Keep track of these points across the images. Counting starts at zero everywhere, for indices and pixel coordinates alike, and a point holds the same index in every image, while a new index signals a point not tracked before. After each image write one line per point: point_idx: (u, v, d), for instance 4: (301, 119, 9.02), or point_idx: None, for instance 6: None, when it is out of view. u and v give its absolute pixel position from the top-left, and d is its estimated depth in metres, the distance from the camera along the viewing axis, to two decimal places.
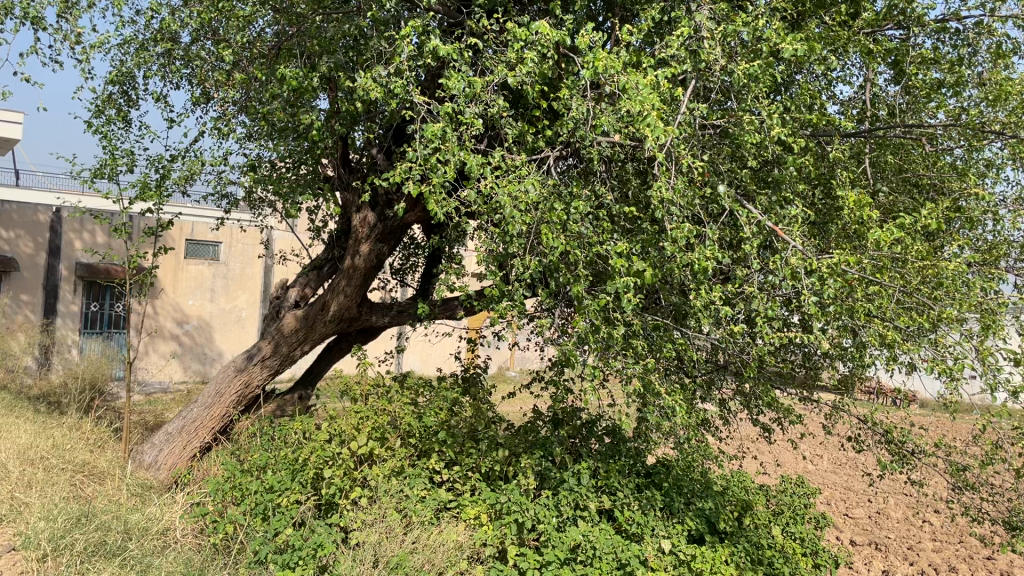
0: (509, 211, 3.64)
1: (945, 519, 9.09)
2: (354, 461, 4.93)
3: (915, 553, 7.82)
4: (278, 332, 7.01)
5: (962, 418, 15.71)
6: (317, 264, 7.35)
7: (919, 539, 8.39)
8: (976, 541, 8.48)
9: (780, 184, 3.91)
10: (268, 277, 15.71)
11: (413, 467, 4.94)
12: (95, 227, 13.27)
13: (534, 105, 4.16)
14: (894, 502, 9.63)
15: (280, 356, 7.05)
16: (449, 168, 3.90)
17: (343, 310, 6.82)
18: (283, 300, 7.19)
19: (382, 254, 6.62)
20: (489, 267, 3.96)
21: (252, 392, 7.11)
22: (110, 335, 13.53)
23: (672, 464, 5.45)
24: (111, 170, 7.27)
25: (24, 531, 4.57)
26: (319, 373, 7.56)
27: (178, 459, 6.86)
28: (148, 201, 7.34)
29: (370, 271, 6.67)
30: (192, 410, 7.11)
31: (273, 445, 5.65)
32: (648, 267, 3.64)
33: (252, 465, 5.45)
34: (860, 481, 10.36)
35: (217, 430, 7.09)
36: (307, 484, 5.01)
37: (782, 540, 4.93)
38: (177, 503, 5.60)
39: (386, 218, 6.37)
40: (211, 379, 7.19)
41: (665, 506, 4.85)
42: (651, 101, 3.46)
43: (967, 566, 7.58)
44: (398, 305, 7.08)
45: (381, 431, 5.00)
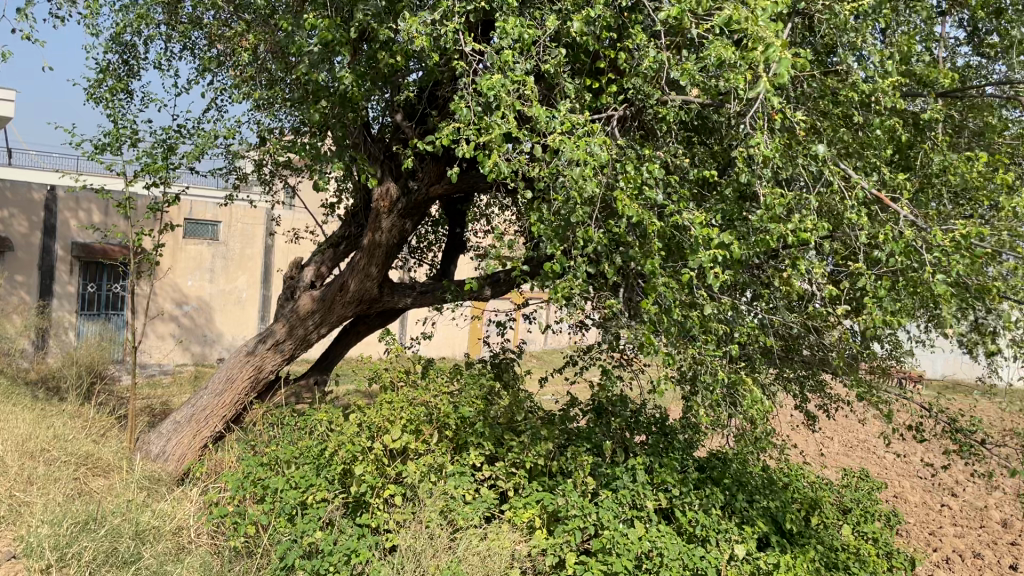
0: (579, 176, 3.22)
1: (968, 502, 8.63)
2: (385, 457, 4.52)
3: (936, 537, 7.27)
4: (293, 315, 6.58)
5: (969, 397, 15.25)
6: (333, 241, 6.92)
7: (940, 522, 7.85)
8: (998, 526, 7.82)
9: (876, 144, 3.49)
10: (269, 257, 15.23)
11: (453, 462, 4.52)
12: (92, 204, 12.78)
13: (597, 57, 3.74)
14: (914, 483, 9.15)
15: (295, 340, 6.62)
16: (506, 128, 3.48)
17: (363, 291, 6.38)
18: (298, 280, 6.76)
19: (406, 229, 6.19)
20: (549, 242, 3.53)
21: (265, 378, 6.69)
22: (109, 317, 13.16)
23: (726, 457, 5.05)
24: (114, 142, 6.82)
25: (26, 538, 4.15)
26: (335, 357, 7.12)
27: (187, 449, 6.50)
28: (154, 173, 6.89)
29: (392, 249, 6.23)
30: (202, 397, 6.69)
31: (293, 437, 5.22)
32: (735, 240, 3.22)
33: (272, 460, 5.03)
34: (876, 462, 9.89)
35: (229, 418, 6.67)
36: (336, 480, 4.65)
37: (853, 541, 4.52)
38: (190, 501, 5.19)
39: (410, 191, 5.96)
40: (222, 364, 6.77)
41: (729, 505, 4.45)
42: (750, 43, 3.03)
43: (993, 551, 7.05)
44: (421, 285, 6.64)
45: (415, 424, 4.58)
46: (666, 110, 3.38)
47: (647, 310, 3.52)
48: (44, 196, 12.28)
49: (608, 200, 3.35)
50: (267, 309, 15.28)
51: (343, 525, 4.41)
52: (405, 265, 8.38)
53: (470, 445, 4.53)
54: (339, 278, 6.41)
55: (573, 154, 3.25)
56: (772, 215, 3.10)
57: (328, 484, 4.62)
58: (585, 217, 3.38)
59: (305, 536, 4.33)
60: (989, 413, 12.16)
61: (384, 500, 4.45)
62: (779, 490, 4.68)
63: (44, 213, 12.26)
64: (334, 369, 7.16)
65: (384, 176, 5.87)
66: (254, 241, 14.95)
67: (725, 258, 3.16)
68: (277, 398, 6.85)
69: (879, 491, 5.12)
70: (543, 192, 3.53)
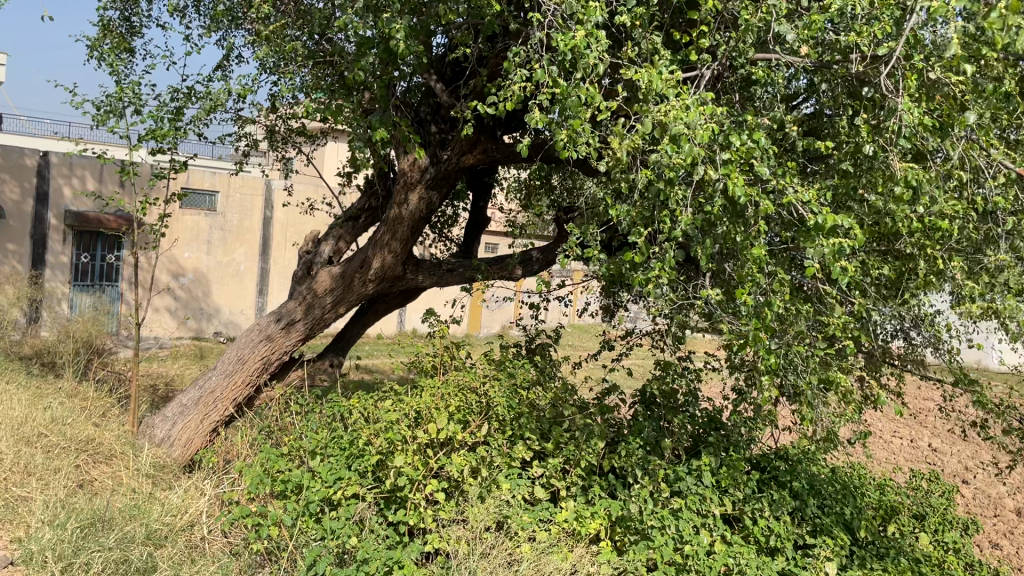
0: (678, 144, 2.81)
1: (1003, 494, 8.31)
2: (431, 449, 4.11)
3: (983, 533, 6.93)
4: (310, 292, 6.14)
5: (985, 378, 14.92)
6: (352, 215, 6.47)
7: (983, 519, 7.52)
8: None
9: (1003, 113, 3.06)
10: (269, 230, 14.72)
11: (504, 458, 4.12)
12: (86, 171, 12.25)
13: (682, 8, 3.31)
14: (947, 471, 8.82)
15: (312, 320, 6.18)
16: (583, 91, 3.06)
17: (387, 270, 5.94)
18: (316, 256, 6.31)
19: (434, 203, 5.75)
20: (630, 219, 3.12)
21: (278, 359, 6.24)
22: (103, 289, 12.58)
23: (788, 455, 4.67)
24: (116, 104, 6.33)
25: (25, 543, 3.72)
26: (351, 337, 6.67)
27: (195, 434, 6.10)
28: (160, 137, 6.41)
29: (419, 224, 5.80)
30: (211, 377, 6.28)
31: (316, 425, 4.82)
32: (856, 221, 2.81)
33: (296, 452, 4.62)
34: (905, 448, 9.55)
35: (240, 401, 6.26)
36: (368, 474, 4.27)
37: (934, 551, 4.16)
38: (203, 496, 4.78)
39: (441, 162, 5.54)
40: (233, 342, 6.34)
41: (801, 511, 4.08)
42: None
43: None
44: (447, 262, 6.21)
45: (463, 414, 4.16)
46: (768, 71, 2.97)
47: (745, 300, 3.11)
48: (37, 162, 11.74)
49: (706, 173, 2.94)
50: (266, 282, 14.80)
51: (379, 528, 4.02)
52: (425, 241, 7.92)
53: (518, 441, 4.14)
54: (361, 254, 5.97)
55: (668, 120, 2.83)
56: (905, 195, 2.70)
57: (360, 481, 4.22)
58: (682, 192, 2.96)
59: (338, 541, 3.94)
60: (1011, 396, 11.84)
61: (425, 501, 4.05)
62: (852, 495, 4.32)
63: (37, 180, 11.73)
64: (351, 349, 6.71)
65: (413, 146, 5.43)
66: (252, 212, 14.43)
67: (845, 243, 2.75)
68: (291, 379, 6.43)
69: (952, 493, 4.75)
70: (623, 163, 3.13)
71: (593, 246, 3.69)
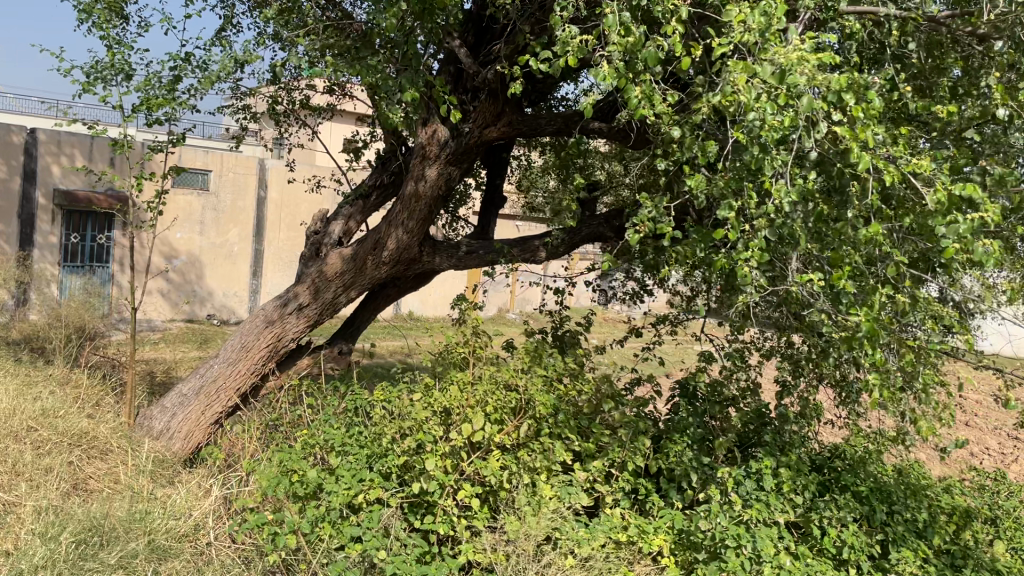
0: (774, 105, 2.42)
1: None
2: (464, 450, 3.73)
3: None
4: (319, 275, 5.73)
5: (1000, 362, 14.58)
6: (362, 192, 6.05)
7: None
8: None
9: None
10: (263, 210, 14.25)
11: (545, 462, 3.73)
12: (75, 149, 11.76)
13: None
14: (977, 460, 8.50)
15: (321, 305, 5.77)
16: (659, 48, 2.68)
17: (402, 251, 5.53)
18: (325, 236, 5.90)
19: (454, 178, 5.35)
20: (707, 192, 2.74)
21: (284, 346, 5.84)
22: (92, 269, 12.11)
23: (847, 454, 4.31)
24: (109, 71, 5.89)
25: (12, 558, 3.34)
26: (361, 323, 6.25)
27: (195, 427, 5.72)
28: (157, 106, 5.98)
29: (437, 203, 5.40)
30: (212, 366, 5.87)
31: (333, 420, 4.45)
32: (979, 196, 2.43)
33: (310, 451, 4.24)
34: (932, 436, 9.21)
35: (244, 392, 5.86)
36: (393, 476, 3.90)
37: (1014, 562, 3.81)
38: (208, 499, 4.39)
39: (461, 134, 5.15)
40: (236, 329, 5.93)
41: (870, 520, 3.74)
42: None
43: None
44: (466, 244, 5.80)
45: (500, 412, 3.75)
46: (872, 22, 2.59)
47: (841, 287, 2.73)
48: (24, 139, 11.26)
49: (801, 138, 2.56)
50: (260, 263, 14.35)
51: (407, 538, 3.65)
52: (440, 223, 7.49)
53: (560, 442, 3.76)
54: (374, 235, 5.56)
55: (764, 78, 2.45)
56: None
57: (383, 483, 3.83)
58: (772, 160, 2.57)
59: (364, 551, 3.58)
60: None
61: (457, 507, 3.69)
62: (920, 499, 3.98)
63: (24, 157, 11.25)
64: (360, 335, 6.30)
65: (435, 117, 5.03)
66: (246, 191, 13.97)
67: (968, 221, 2.38)
68: (298, 369, 6.03)
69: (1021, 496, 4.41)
70: (702, 132, 2.76)
71: (652, 227, 3.29)
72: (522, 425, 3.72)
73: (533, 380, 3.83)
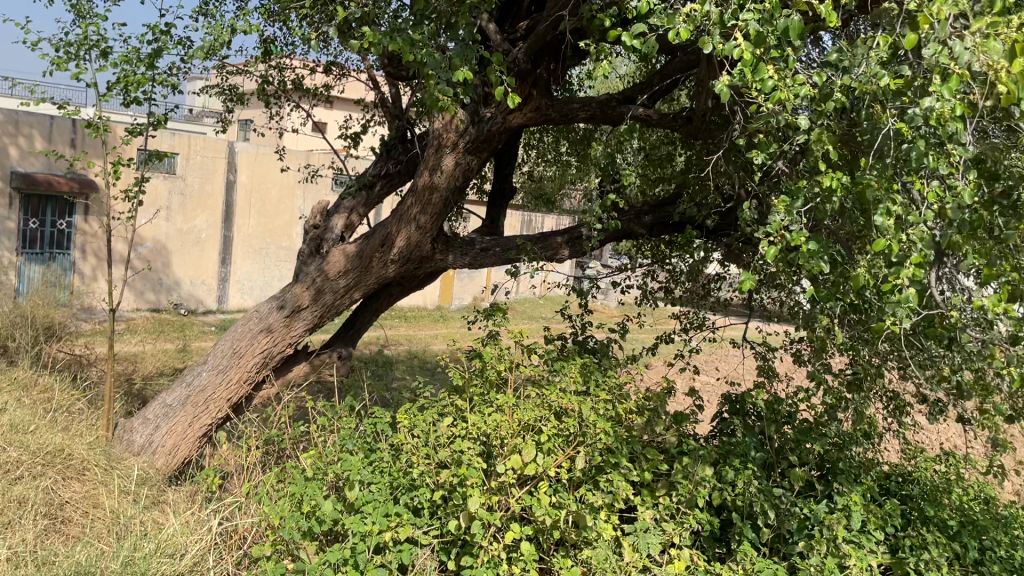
0: (948, 91, 1.99)
1: None
2: (510, 485, 3.27)
3: None
4: (321, 274, 5.21)
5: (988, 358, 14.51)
6: (367, 182, 5.54)
7: None
8: None
9: None
10: (232, 195, 13.59)
11: (602, 499, 3.28)
12: (33, 129, 11.03)
13: None
14: None
15: (323, 307, 5.24)
16: (787, 19, 2.24)
17: (413, 250, 5.03)
18: (327, 230, 5.38)
19: (474, 169, 4.86)
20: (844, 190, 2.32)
21: (281, 351, 5.30)
22: (52, 256, 11.39)
23: (917, 478, 3.93)
24: (85, 44, 5.30)
25: None
26: (362, 325, 5.73)
27: (181, 440, 5.20)
28: (137, 84, 5.41)
29: (453, 196, 4.91)
30: (199, 373, 5.33)
31: (347, 443, 3.97)
32: None
33: (323, 478, 3.77)
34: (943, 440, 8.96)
35: (234, 402, 5.34)
36: (424, 510, 3.43)
37: None
38: (205, 531, 3.92)
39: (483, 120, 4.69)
40: (226, 332, 5.39)
41: (961, 559, 3.38)
42: None
43: None
44: (481, 242, 5.32)
45: (552, 442, 3.29)
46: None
47: (995, 310, 2.30)
48: None
49: (966, 131, 2.13)
50: (229, 251, 13.71)
51: None
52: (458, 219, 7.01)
53: (619, 475, 3.31)
54: (383, 230, 5.07)
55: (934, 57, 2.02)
56: None
57: (413, 520, 3.37)
58: (930, 156, 2.14)
59: None
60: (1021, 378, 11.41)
61: (503, 551, 3.23)
62: (1007, 532, 3.61)
63: None
64: (360, 338, 5.79)
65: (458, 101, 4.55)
66: (213, 176, 13.30)
67: None
68: (295, 376, 5.51)
69: None
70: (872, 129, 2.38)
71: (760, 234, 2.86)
72: (577, 454, 3.28)
73: (586, 402, 3.38)
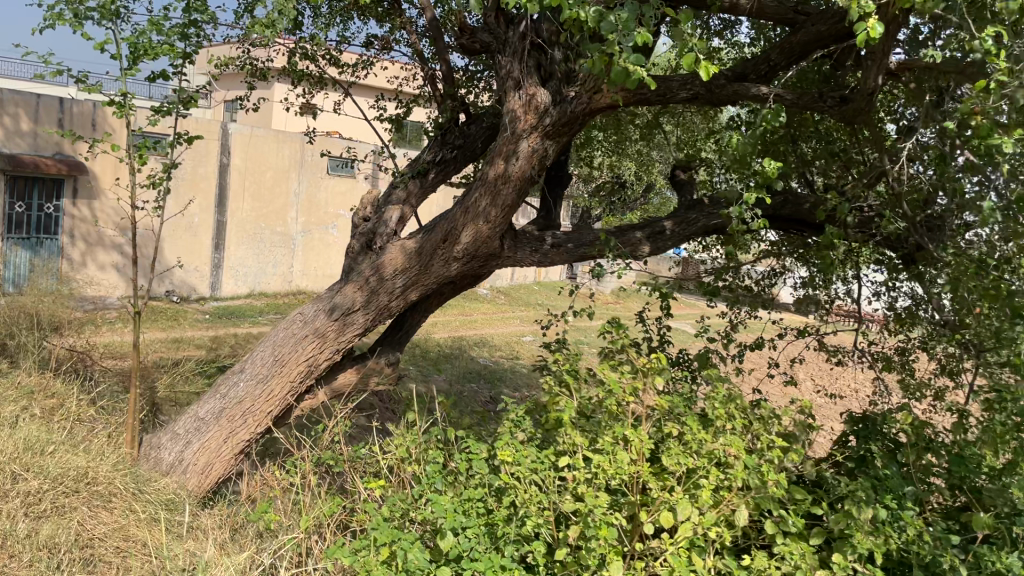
0: None
1: None
2: (651, 544, 2.75)
3: None
4: (374, 273, 4.64)
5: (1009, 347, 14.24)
6: (421, 169, 4.96)
7: None
8: None
9: None
10: (225, 178, 12.91)
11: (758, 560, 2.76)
12: (19, 109, 10.33)
13: None
14: None
15: (375, 310, 4.68)
16: None
17: (479, 246, 4.48)
18: (379, 223, 4.81)
19: (551, 156, 4.31)
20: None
21: (327, 358, 4.75)
22: (39, 242, 10.74)
23: None
24: (105, 11, 4.68)
25: None
26: (411, 326, 5.17)
27: (215, 458, 4.65)
28: (161, 56, 4.78)
29: (528, 187, 4.35)
30: (232, 382, 4.75)
31: (429, 475, 3.42)
32: None
33: (404, 520, 3.22)
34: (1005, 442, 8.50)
35: (274, 415, 4.78)
36: (538, 565, 2.91)
37: None
38: None
39: (567, 101, 4.13)
40: (264, 337, 4.82)
41: None
42: None
43: None
44: (552, 237, 4.77)
45: (701, 490, 2.76)
46: None
47: None
48: None
49: None
50: (223, 236, 13.05)
51: None
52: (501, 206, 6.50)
53: (778, 529, 2.80)
54: (446, 223, 4.50)
55: None
56: None
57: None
58: None
59: None
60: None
61: None
62: None
63: None
64: (408, 340, 5.23)
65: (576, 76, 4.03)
66: (208, 158, 12.60)
67: None
68: (340, 386, 4.96)
69: None
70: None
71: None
72: (731, 506, 2.76)
73: (738, 440, 2.84)
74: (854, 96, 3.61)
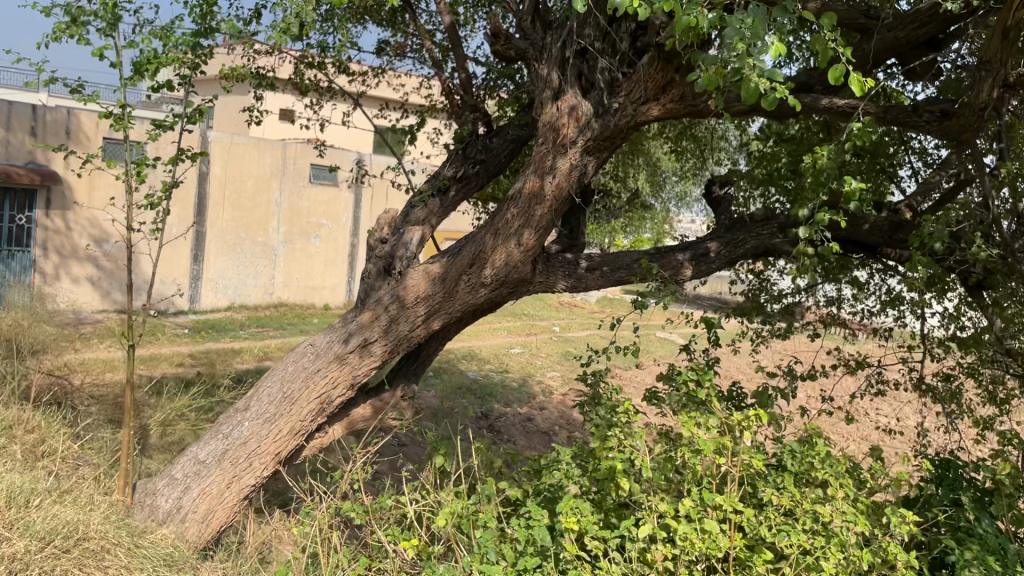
0: None
1: None
2: None
3: None
4: (394, 300, 4.24)
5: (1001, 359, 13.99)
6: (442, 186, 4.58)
7: None
8: None
9: None
10: (204, 188, 12.42)
11: None
12: None
13: None
14: None
15: (394, 341, 4.28)
16: None
17: (511, 271, 4.09)
18: (398, 245, 4.41)
19: (590, 174, 3.94)
20: None
21: (341, 394, 4.34)
22: (10, 254, 10.16)
23: None
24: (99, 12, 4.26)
25: None
26: (429, 356, 4.77)
27: (217, 505, 4.21)
28: (161, 62, 4.36)
29: (564, 206, 3.96)
30: (236, 421, 4.32)
31: (476, 537, 3.01)
32: None
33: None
34: None
35: (283, 456, 4.36)
36: None
37: None
38: None
39: (611, 113, 3.75)
40: (271, 371, 4.40)
41: None
42: None
43: None
44: (585, 260, 4.39)
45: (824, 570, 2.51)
46: None
47: None
48: None
49: None
50: (202, 248, 12.55)
51: None
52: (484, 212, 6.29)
53: None
54: (473, 246, 4.11)
55: None
56: None
57: None
58: None
59: None
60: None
61: None
62: None
63: None
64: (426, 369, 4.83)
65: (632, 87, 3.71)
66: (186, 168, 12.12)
67: None
68: (354, 424, 4.55)
69: None
70: None
71: None
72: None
73: (856, 514, 2.62)
74: (957, 111, 3.34)
